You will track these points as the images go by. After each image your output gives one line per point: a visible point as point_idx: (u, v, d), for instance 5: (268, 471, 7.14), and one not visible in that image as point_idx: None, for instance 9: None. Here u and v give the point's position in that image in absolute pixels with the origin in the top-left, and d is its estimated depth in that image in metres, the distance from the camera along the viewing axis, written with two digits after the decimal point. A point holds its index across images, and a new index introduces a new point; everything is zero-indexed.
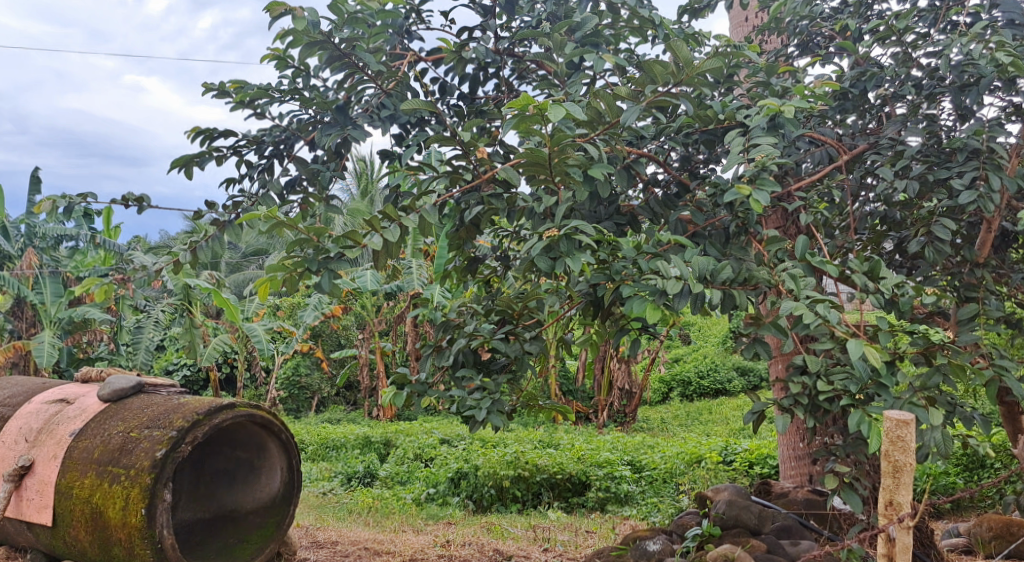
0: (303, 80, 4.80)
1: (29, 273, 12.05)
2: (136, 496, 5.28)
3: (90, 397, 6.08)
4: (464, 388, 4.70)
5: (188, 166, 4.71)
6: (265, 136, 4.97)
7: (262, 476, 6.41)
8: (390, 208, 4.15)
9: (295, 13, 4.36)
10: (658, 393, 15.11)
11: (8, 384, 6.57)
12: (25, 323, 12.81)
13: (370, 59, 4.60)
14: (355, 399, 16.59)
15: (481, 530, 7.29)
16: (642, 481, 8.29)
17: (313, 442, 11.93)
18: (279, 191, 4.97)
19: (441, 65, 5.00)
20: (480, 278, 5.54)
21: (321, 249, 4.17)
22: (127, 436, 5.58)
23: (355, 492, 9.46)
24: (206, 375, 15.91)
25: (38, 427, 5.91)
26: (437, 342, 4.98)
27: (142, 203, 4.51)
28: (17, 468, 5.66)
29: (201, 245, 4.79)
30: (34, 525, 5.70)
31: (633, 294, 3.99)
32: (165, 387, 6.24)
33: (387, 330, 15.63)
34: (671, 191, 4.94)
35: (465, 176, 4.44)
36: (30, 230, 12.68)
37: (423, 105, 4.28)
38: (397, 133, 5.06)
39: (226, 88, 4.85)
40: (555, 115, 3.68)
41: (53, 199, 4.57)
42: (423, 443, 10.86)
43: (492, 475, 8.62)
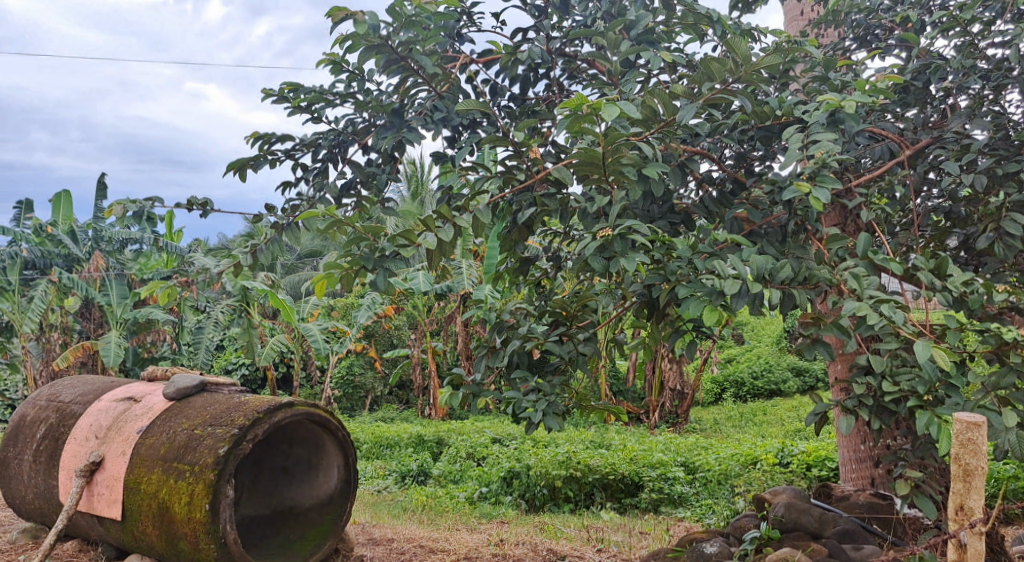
0: (358, 84, 4.88)
1: (96, 274, 12.43)
2: (200, 492, 5.42)
3: (155, 395, 6.26)
4: (519, 390, 4.72)
5: (244, 169, 4.82)
6: (320, 140, 5.05)
7: (319, 474, 6.51)
8: (444, 209, 4.19)
9: (356, 18, 4.44)
10: (712, 394, 14.96)
11: (79, 383, 6.79)
12: (93, 324, 13.23)
13: (426, 61, 4.66)
14: (408, 398, 16.74)
15: (534, 529, 7.32)
16: (695, 483, 8.22)
17: (368, 440, 12.07)
18: (335, 194, 5.08)
19: (493, 66, 5.04)
20: (532, 279, 5.55)
21: (377, 249, 4.22)
22: (191, 433, 5.73)
23: (409, 491, 9.57)
24: (263, 374, 16.21)
25: (107, 425, 6.10)
26: (491, 343, 4.94)
27: (205, 207, 4.63)
28: (88, 464, 5.85)
29: (261, 247, 4.90)
30: (104, 519, 5.89)
31: (689, 294, 3.98)
32: (227, 386, 6.38)
33: (439, 329, 15.73)
34: (727, 189, 4.89)
35: (518, 177, 4.47)
36: (97, 234, 13.07)
37: (478, 106, 4.33)
38: (449, 135, 5.10)
39: (283, 93, 4.95)
40: (612, 114, 3.70)
41: (121, 204, 4.71)
42: (475, 442, 10.91)
43: (545, 475, 8.63)
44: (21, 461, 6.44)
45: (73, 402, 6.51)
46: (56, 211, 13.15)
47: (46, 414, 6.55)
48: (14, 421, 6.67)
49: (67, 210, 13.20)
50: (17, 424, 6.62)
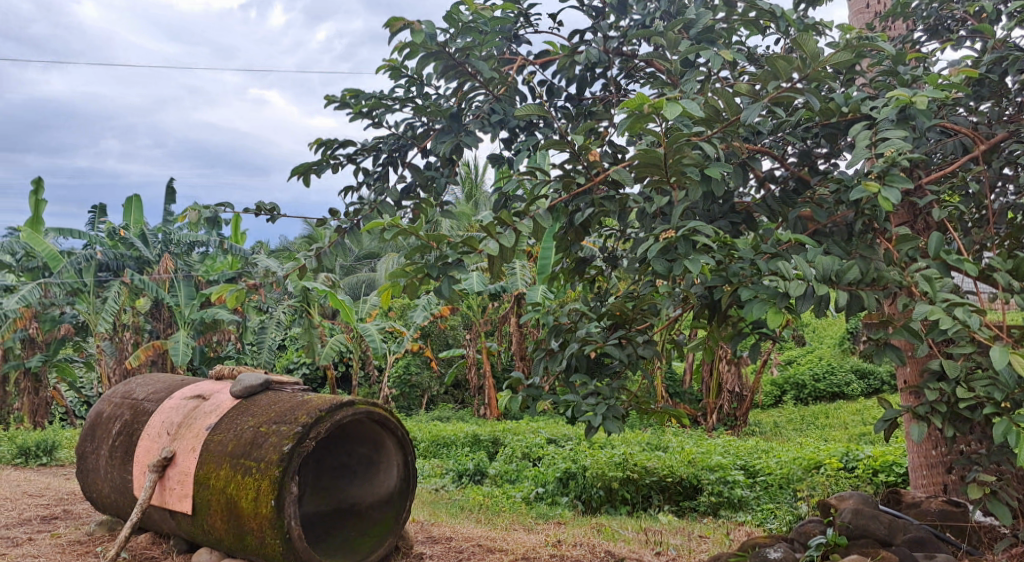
0: (417, 88, 4.94)
1: (165, 276, 12.79)
2: (266, 488, 5.54)
3: (223, 393, 6.43)
4: (579, 393, 4.71)
5: (308, 175, 4.92)
6: (381, 144, 5.10)
7: (380, 472, 6.60)
8: (504, 214, 4.20)
9: (413, 27, 4.49)
10: (772, 396, 14.72)
11: (151, 381, 7.01)
12: (163, 324, 13.63)
13: (484, 67, 4.70)
14: (463, 397, 16.83)
15: (592, 531, 7.32)
16: (756, 487, 8.05)
17: (424, 439, 12.19)
18: (395, 198, 5.14)
19: (550, 66, 5.03)
20: (588, 278, 5.51)
21: (440, 256, 4.27)
22: (257, 430, 5.87)
23: (466, 490, 9.65)
24: (324, 373, 16.49)
25: (178, 421, 6.29)
26: (549, 346, 4.92)
27: (273, 213, 4.73)
28: (160, 460, 6.04)
29: (325, 250, 4.96)
30: (176, 513, 6.05)
31: (752, 297, 3.93)
32: (290, 384, 6.52)
33: (493, 329, 15.80)
34: (789, 188, 4.80)
35: (577, 180, 4.47)
36: (167, 237, 13.48)
37: (537, 110, 4.32)
38: (506, 137, 5.11)
39: (345, 99, 5.03)
40: (674, 113, 3.66)
41: (196, 210, 4.85)
42: (531, 442, 10.92)
43: (601, 476, 8.63)
44: (97, 456, 6.67)
45: (146, 399, 6.72)
46: (128, 215, 13.60)
47: (120, 411, 6.77)
48: (91, 417, 6.91)
49: (138, 214, 13.64)
50: (94, 420, 6.86)
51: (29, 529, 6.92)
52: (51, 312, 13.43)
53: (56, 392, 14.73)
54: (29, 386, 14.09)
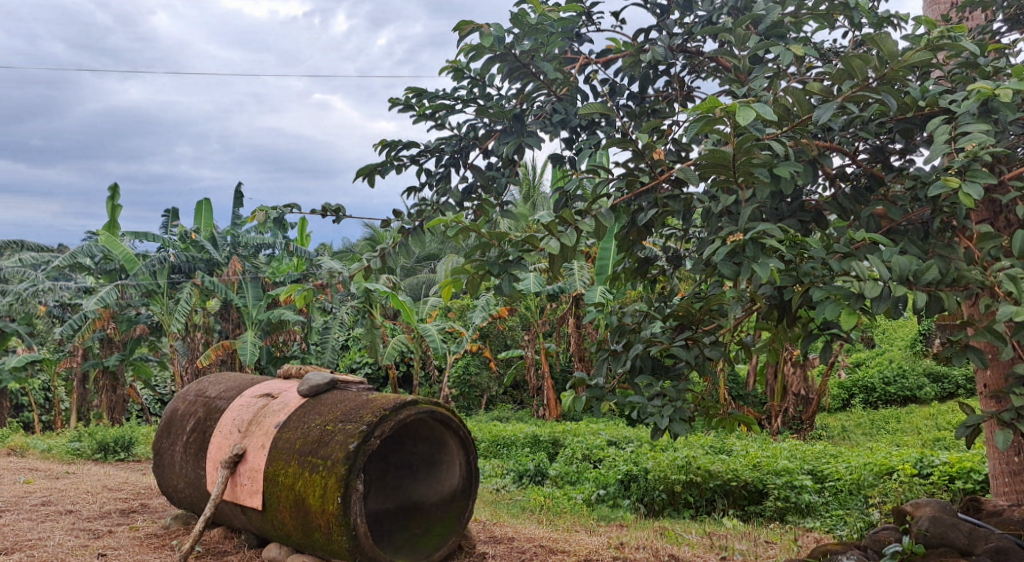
0: (479, 89, 4.96)
1: (233, 278, 13.11)
2: (333, 485, 5.62)
3: (291, 392, 6.55)
4: (644, 395, 4.59)
5: (372, 176, 4.97)
6: (444, 145, 5.10)
7: (442, 471, 6.63)
8: (566, 213, 4.17)
9: (481, 30, 4.51)
10: (839, 400, 14.46)
11: (222, 380, 7.18)
12: (231, 324, 13.94)
13: (549, 67, 4.70)
14: (522, 398, 16.83)
15: (655, 534, 7.25)
16: (825, 492, 7.87)
17: (485, 439, 12.23)
18: (457, 199, 5.14)
19: (612, 65, 4.97)
20: (650, 279, 5.43)
21: (502, 255, 4.27)
22: (324, 429, 5.96)
23: (526, 490, 9.65)
24: (385, 372, 16.68)
25: (248, 419, 6.43)
26: (613, 347, 4.83)
27: (339, 213, 4.79)
28: (231, 456, 6.18)
29: (389, 251, 4.99)
30: (247, 509, 6.18)
31: (824, 298, 3.84)
32: (356, 383, 6.60)
33: (552, 330, 15.76)
34: (862, 184, 4.62)
35: (641, 178, 4.38)
36: (235, 240, 13.75)
37: (601, 110, 4.33)
38: (566, 137, 4.99)
39: (410, 101, 5.06)
40: (747, 118, 3.59)
41: (264, 211, 4.93)
42: (591, 443, 10.83)
43: (663, 479, 8.55)
44: (172, 452, 6.86)
45: (218, 397, 6.89)
46: (199, 219, 13.94)
47: (193, 409, 6.95)
48: (165, 415, 7.12)
49: (209, 217, 13.99)
50: (170, 417, 7.06)
51: (108, 521, 7.15)
52: (127, 313, 13.87)
53: (132, 390, 15.20)
54: (106, 384, 14.58)
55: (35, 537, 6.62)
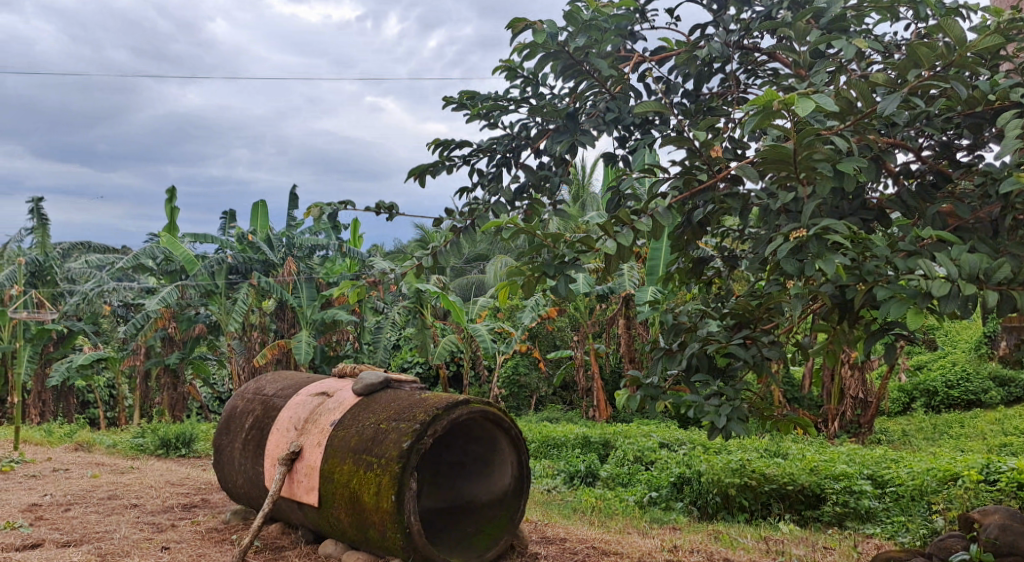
0: (532, 88, 4.94)
1: (288, 278, 13.32)
2: (387, 483, 5.65)
3: (346, 391, 6.62)
4: (701, 395, 4.51)
5: (424, 174, 4.97)
6: (496, 144, 5.04)
7: (494, 471, 6.61)
8: (622, 212, 4.12)
9: (535, 27, 4.50)
10: (899, 403, 14.19)
11: (279, 379, 7.29)
12: (286, 324, 14.14)
13: (602, 64, 4.60)
14: (571, 399, 16.77)
15: (709, 537, 7.17)
16: (885, 498, 7.69)
17: (536, 439, 12.23)
18: (509, 198, 5.02)
19: (667, 62, 4.90)
20: (704, 280, 5.35)
21: (557, 254, 4.25)
22: (378, 427, 6.00)
23: (578, 491, 9.61)
24: (436, 372, 16.79)
25: (305, 417, 6.51)
26: (668, 346, 4.75)
27: (392, 211, 4.82)
28: (288, 453, 6.27)
29: (441, 250, 4.97)
30: (304, 505, 6.26)
31: (889, 297, 3.76)
32: (409, 383, 6.63)
33: (602, 331, 15.65)
34: (927, 180, 4.50)
35: (699, 176, 4.31)
36: (290, 241, 13.94)
37: (655, 107, 4.35)
38: (620, 135, 4.93)
39: (463, 101, 5.06)
40: (807, 109, 3.53)
41: (319, 208, 4.96)
42: (643, 445, 10.72)
43: (717, 482, 8.44)
44: (231, 448, 6.98)
45: (275, 395, 7.00)
46: (255, 220, 14.18)
47: (251, 407, 7.07)
48: (225, 413, 7.25)
49: (264, 218, 14.22)
50: (229, 414, 7.19)
51: (171, 516, 7.30)
52: (187, 312, 14.17)
53: (191, 388, 15.52)
54: (167, 382, 14.93)
55: (102, 530, 6.80)
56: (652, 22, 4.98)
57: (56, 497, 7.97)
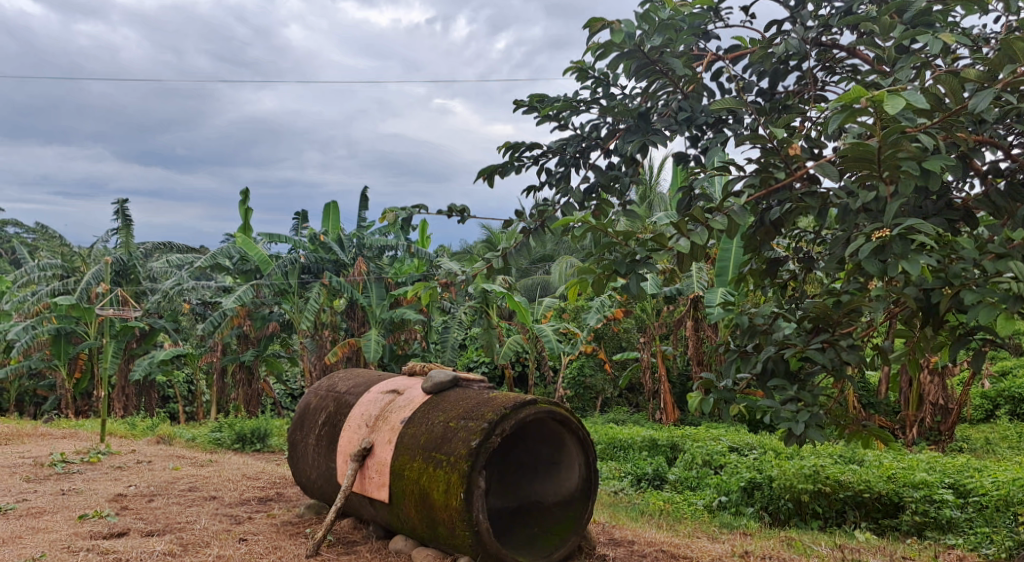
0: (603, 89, 4.90)
1: (358, 278, 13.51)
2: (455, 481, 5.68)
3: (416, 389, 6.70)
4: (776, 398, 4.40)
5: (493, 176, 4.98)
6: (566, 146, 5.00)
7: (562, 472, 6.59)
8: (697, 211, 4.06)
9: (612, 26, 4.45)
10: (981, 411, 13.69)
11: (351, 376, 7.40)
12: (356, 323, 14.35)
13: (677, 63, 4.53)
14: (637, 401, 16.61)
15: (781, 544, 7.02)
16: (968, 508, 7.41)
17: (602, 441, 12.16)
18: (579, 199, 4.94)
19: (741, 60, 4.81)
20: (779, 283, 5.21)
21: (629, 253, 4.19)
22: (447, 426, 6.04)
23: (645, 494, 9.52)
24: (501, 372, 16.84)
25: (376, 414, 6.60)
26: (741, 348, 4.67)
27: (464, 214, 4.85)
28: (360, 450, 6.37)
29: (511, 251, 4.96)
30: (375, 501, 6.34)
31: (977, 301, 3.65)
32: (477, 382, 6.66)
33: (669, 333, 15.45)
34: (1017, 180, 4.33)
35: (776, 175, 4.21)
36: (360, 241, 14.11)
37: (733, 104, 4.33)
38: (692, 135, 4.85)
39: (533, 103, 5.06)
40: (897, 107, 3.43)
41: (392, 211, 5.03)
42: (712, 449, 10.53)
43: (790, 488, 8.26)
44: (306, 444, 7.13)
45: (347, 392, 7.11)
46: (326, 221, 14.44)
47: (325, 403, 7.19)
48: (299, 409, 7.41)
49: (335, 219, 14.47)
50: (304, 411, 7.35)
51: (248, 508, 7.48)
52: (261, 311, 14.51)
53: (265, 384, 15.87)
54: (242, 378, 15.30)
55: (184, 520, 6.99)
56: (726, 20, 4.90)
57: (140, 487, 8.25)
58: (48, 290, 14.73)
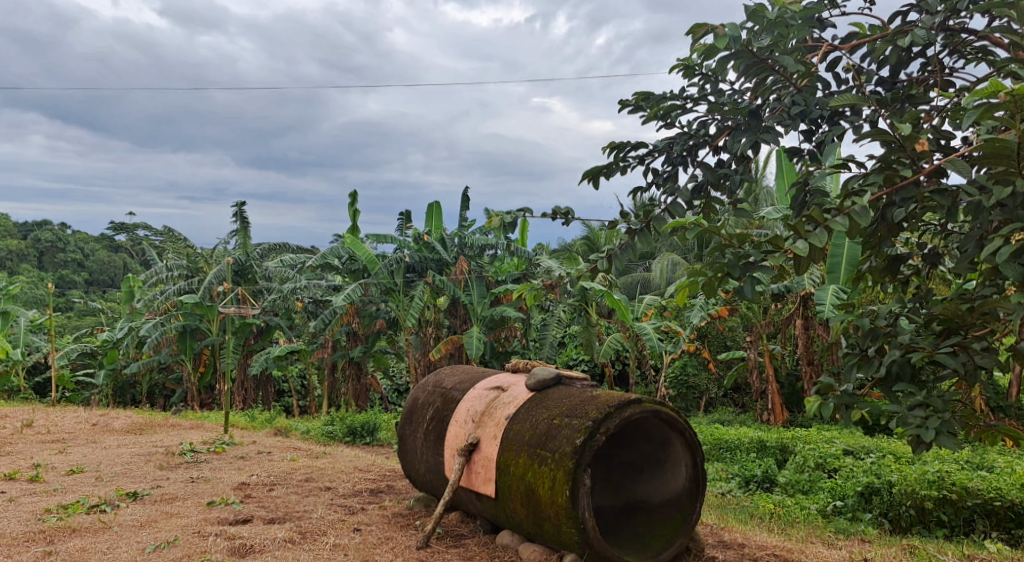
0: (711, 85, 4.86)
1: (461, 277, 13.71)
2: (561, 478, 5.74)
3: (520, 386, 6.78)
4: (903, 404, 4.27)
5: (598, 178, 5.01)
6: (673, 144, 4.98)
7: (668, 472, 6.53)
8: (813, 212, 3.94)
9: (717, 30, 4.46)
10: None
11: (457, 372, 7.56)
12: (459, 320, 14.55)
13: (789, 60, 4.44)
14: (744, 401, 16.28)
15: (903, 552, 6.78)
16: None
17: (708, 441, 11.97)
18: (687, 197, 4.91)
19: (859, 49, 4.68)
20: (900, 280, 5.00)
21: (742, 255, 4.15)
22: (551, 422, 6.10)
23: (754, 496, 9.35)
24: (602, 370, 16.81)
25: (481, 410, 6.72)
26: (863, 351, 4.48)
27: (568, 216, 4.89)
28: (466, 445, 6.50)
29: (615, 252, 4.98)
30: (482, 495, 6.46)
31: None
32: (580, 380, 6.70)
33: (777, 332, 15.05)
34: None
35: (900, 172, 4.07)
36: (462, 241, 14.29)
37: (854, 100, 4.22)
38: (806, 129, 4.75)
39: (639, 103, 5.06)
40: None
41: (498, 213, 5.14)
42: (825, 452, 10.22)
43: (911, 494, 7.97)
44: (414, 438, 7.31)
45: (454, 388, 7.26)
46: (430, 221, 14.72)
47: (432, 399, 7.36)
48: (408, 404, 7.61)
49: (438, 219, 14.72)
50: (412, 405, 7.54)
51: (361, 500, 7.73)
52: (369, 308, 14.93)
53: (373, 380, 16.30)
54: (352, 374, 15.76)
55: (302, 509, 7.29)
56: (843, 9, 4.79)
57: (262, 476, 8.64)
58: (174, 289, 15.53)
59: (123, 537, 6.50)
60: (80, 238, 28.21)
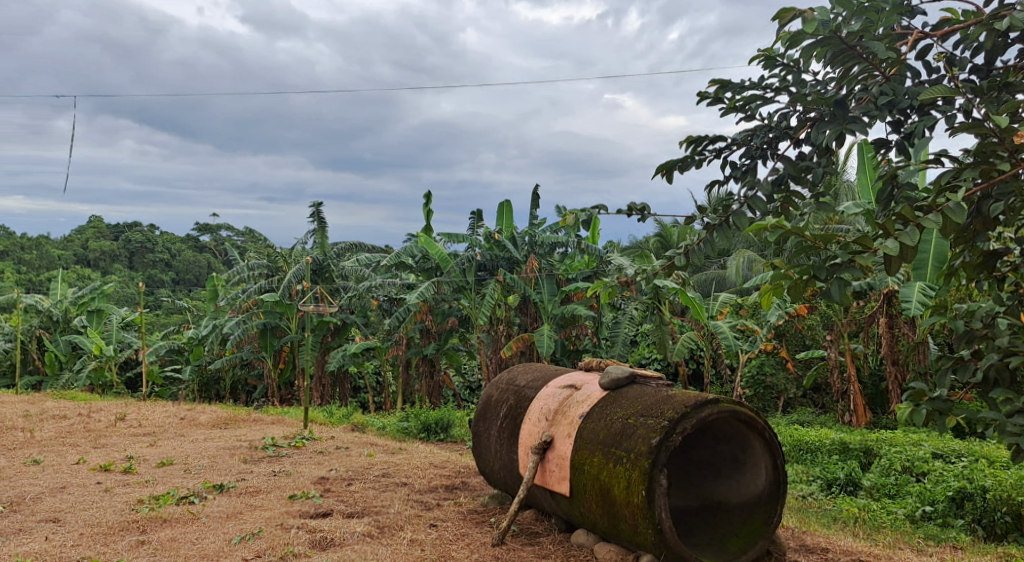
0: (794, 76, 4.75)
1: (532, 274, 13.75)
2: (637, 478, 5.69)
3: (594, 384, 6.75)
4: (1001, 411, 4.08)
5: (674, 172, 4.95)
6: (752, 137, 4.89)
7: (747, 473, 6.40)
8: (905, 210, 3.83)
9: (804, 16, 4.34)
10: None
11: (531, 369, 7.57)
12: (530, 318, 14.53)
13: (879, 47, 4.30)
14: (824, 401, 15.90)
15: None
16: None
17: (787, 442, 11.72)
18: (766, 191, 4.80)
19: (952, 36, 4.51)
20: (997, 277, 4.78)
21: (829, 255, 4.04)
22: (626, 422, 6.06)
23: (837, 500, 9.11)
24: (676, 368, 16.63)
25: (555, 408, 6.72)
26: (957, 354, 4.35)
27: (643, 211, 4.87)
28: (541, 443, 6.50)
29: (693, 247, 4.92)
30: (556, 494, 6.45)
31: None
32: (655, 379, 6.64)
33: (858, 331, 14.63)
34: None
35: (998, 166, 3.93)
36: (533, 239, 14.27)
37: (948, 91, 4.05)
38: (893, 120, 4.61)
39: (717, 95, 4.97)
40: None
41: (573, 211, 5.13)
42: (913, 455, 9.90)
43: (1006, 500, 7.69)
44: (488, 435, 7.35)
45: (527, 386, 7.28)
46: (501, 220, 14.75)
47: (505, 396, 7.39)
48: (482, 401, 7.67)
49: (508, 218, 14.77)
50: (486, 403, 7.59)
51: (436, 495, 7.81)
52: (442, 306, 15.05)
53: (446, 377, 16.44)
54: (426, 370, 15.93)
55: (380, 504, 7.40)
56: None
57: (341, 471, 8.81)
58: (255, 288, 15.94)
59: (210, 528, 6.70)
60: (167, 238, 29.20)
